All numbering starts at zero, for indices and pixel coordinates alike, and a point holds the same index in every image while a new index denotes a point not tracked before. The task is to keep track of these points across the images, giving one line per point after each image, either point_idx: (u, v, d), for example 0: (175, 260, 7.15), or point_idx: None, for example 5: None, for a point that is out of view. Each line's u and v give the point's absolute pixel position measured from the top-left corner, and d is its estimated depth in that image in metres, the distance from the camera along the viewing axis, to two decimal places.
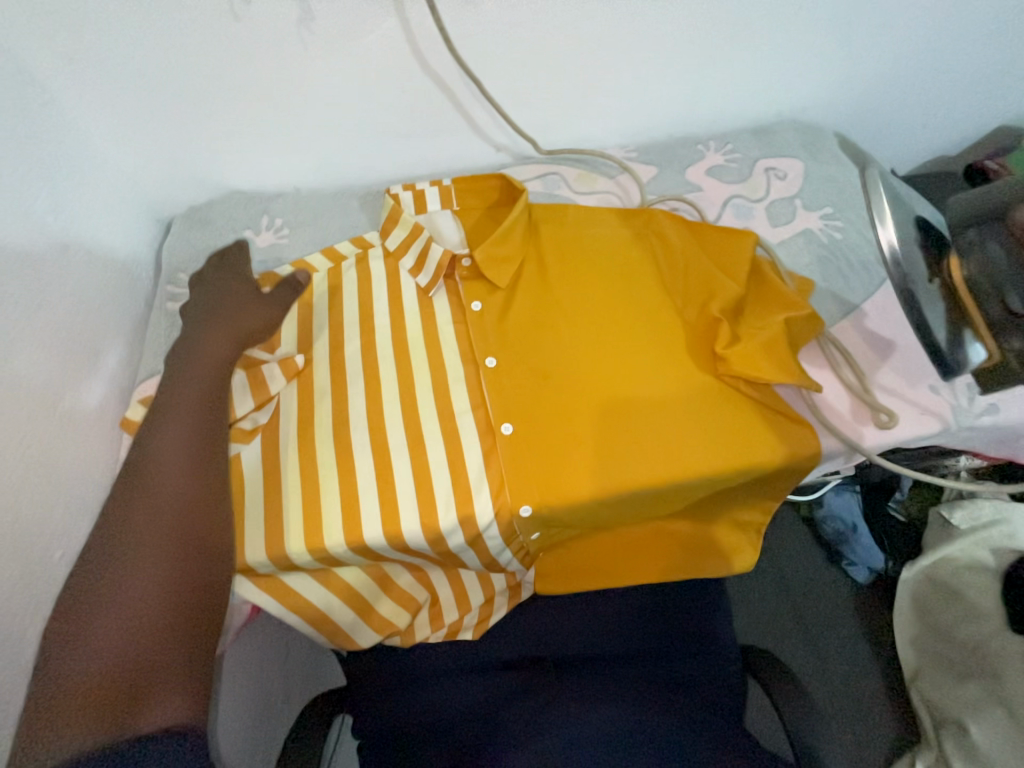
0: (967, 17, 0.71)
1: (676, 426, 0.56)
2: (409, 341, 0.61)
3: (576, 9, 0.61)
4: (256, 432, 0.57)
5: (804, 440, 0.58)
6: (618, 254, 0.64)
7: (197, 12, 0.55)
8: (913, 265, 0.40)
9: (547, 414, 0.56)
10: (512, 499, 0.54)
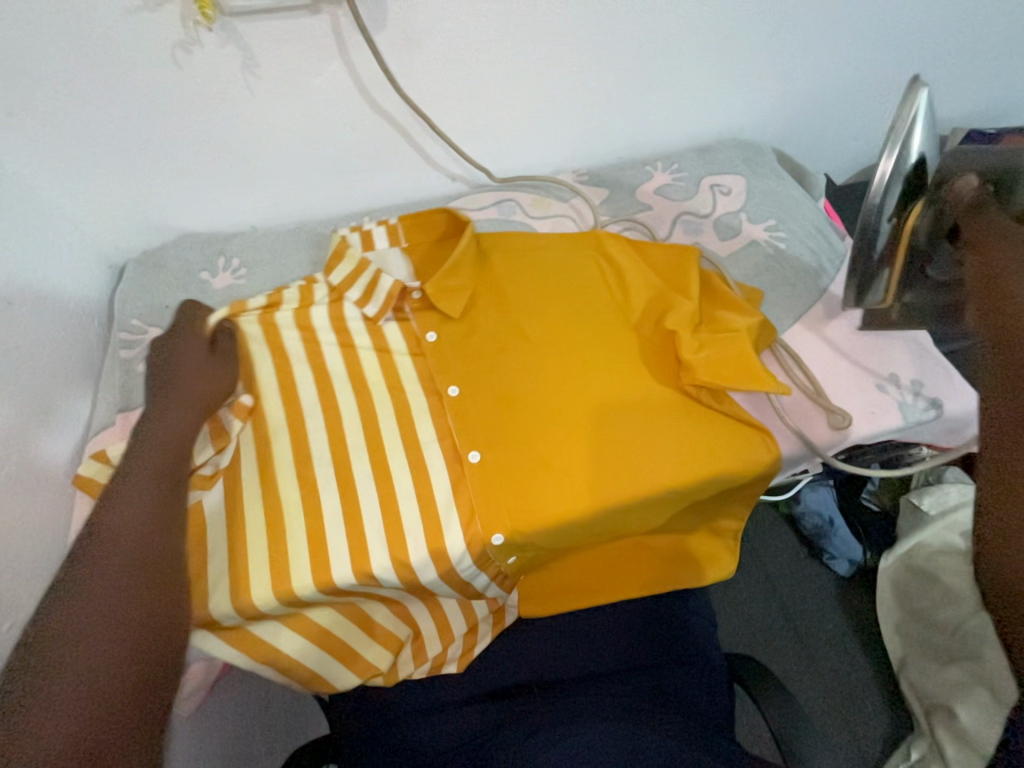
0: (864, 40, 0.81)
1: (639, 442, 0.59)
2: (367, 376, 0.64)
3: (509, 44, 0.66)
4: (217, 476, 0.58)
5: (767, 447, 0.60)
6: (570, 273, 0.67)
7: (140, 64, 0.58)
8: (888, 199, 0.49)
9: (515, 438, 0.59)
10: (486, 525, 0.56)
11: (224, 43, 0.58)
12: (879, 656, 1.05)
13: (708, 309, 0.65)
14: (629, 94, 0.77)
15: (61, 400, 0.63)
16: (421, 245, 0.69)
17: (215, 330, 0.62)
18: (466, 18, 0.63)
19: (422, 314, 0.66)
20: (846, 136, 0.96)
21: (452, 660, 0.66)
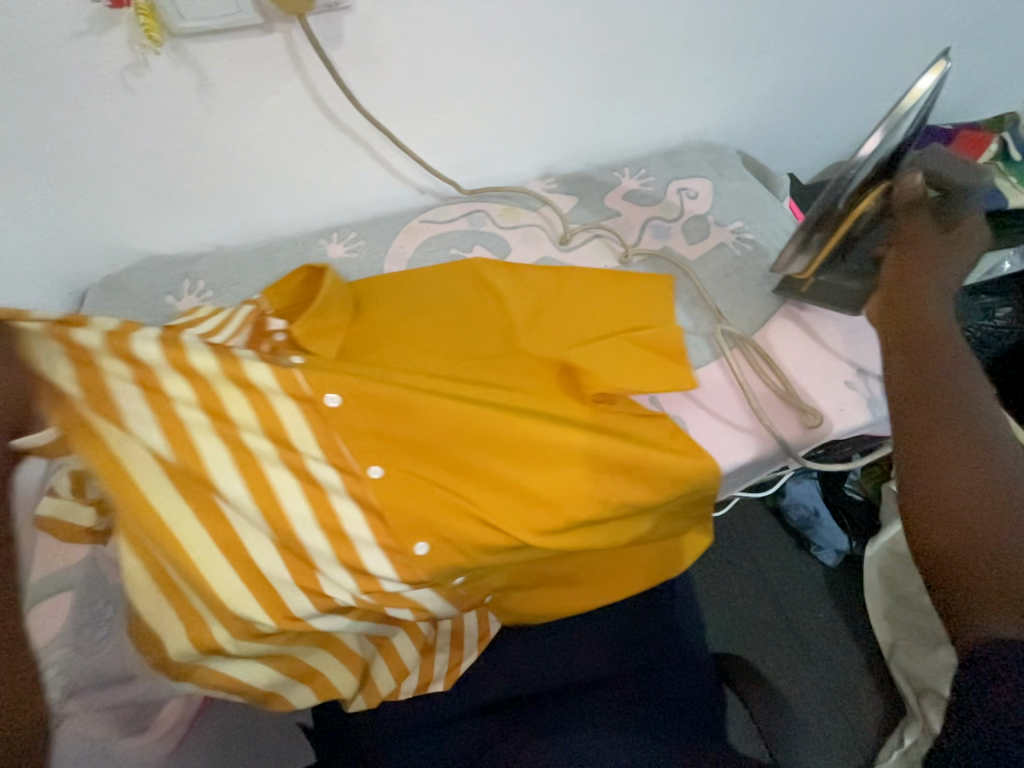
0: (819, 43, 0.83)
1: (558, 441, 0.56)
2: (232, 405, 0.50)
3: (467, 58, 0.66)
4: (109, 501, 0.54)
5: (704, 455, 0.59)
6: (453, 304, 0.66)
7: (90, 89, 0.56)
8: (858, 175, 0.54)
9: (421, 449, 0.55)
10: (403, 541, 0.54)
11: (176, 65, 0.57)
12: (869, 644, 1.06)
13: (638, 315, 0.66)
14: (592, 102, 0.78)
15: None
16: (288, 287, 0.61)
17: None
18: (423, 33, 0.62)
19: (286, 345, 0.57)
20: (809, 135, 0.98)
21: (438, 676, 0.66)
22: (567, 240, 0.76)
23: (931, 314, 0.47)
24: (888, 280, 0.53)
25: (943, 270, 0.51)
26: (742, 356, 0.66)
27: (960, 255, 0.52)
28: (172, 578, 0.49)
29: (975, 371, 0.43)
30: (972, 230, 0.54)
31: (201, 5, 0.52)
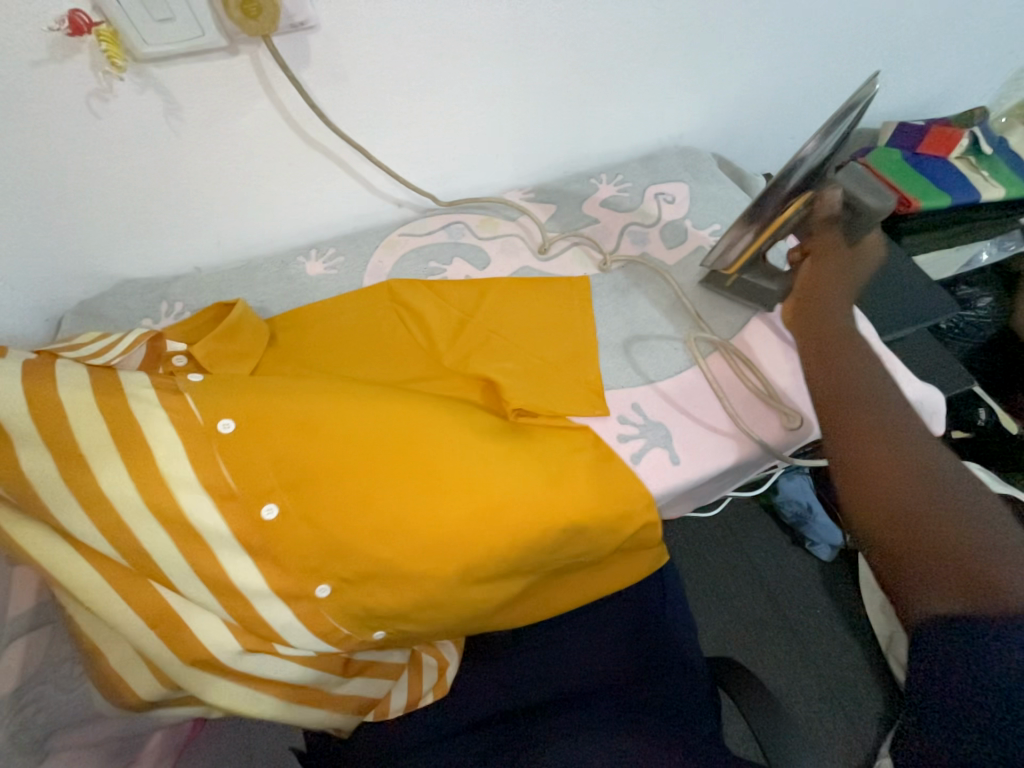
0: (788, 46, 0.84)
1: (464, 457, 0.55)
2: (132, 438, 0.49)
3: (439, 73, 0.67)
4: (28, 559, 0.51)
5: (627, 483, 0.59)
6: (370, 327, 0.67)
7: (56, 116, 0.56)
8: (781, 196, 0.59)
9: (317, 483, 0.51)
10: (302, 577, 0.52)
11: (141, 89, 0.57)
12: (866, 639, 1.06)
13: (563, 332, 0.69)
14: (565, 111, 0.78)
15: None
16: (198, 321, 0.62)
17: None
18: (390, 49, 0.62)
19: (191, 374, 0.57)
20: (783, 136, 0.99)
21: (427, 690, 0.65)
22: (546, 249, 0.76)
23: (842, 334, 0.55)
24: (802, 301, 0.61)
25: (845, 288, 0.60)
26: (719, 361, 0.67)
27: (857, 271, 0.61)
28: (77, 622, 0.49)
29: (880, 380, 0.51)
30: (866, 253, 0.63)
31: (163, 31, 0.52)
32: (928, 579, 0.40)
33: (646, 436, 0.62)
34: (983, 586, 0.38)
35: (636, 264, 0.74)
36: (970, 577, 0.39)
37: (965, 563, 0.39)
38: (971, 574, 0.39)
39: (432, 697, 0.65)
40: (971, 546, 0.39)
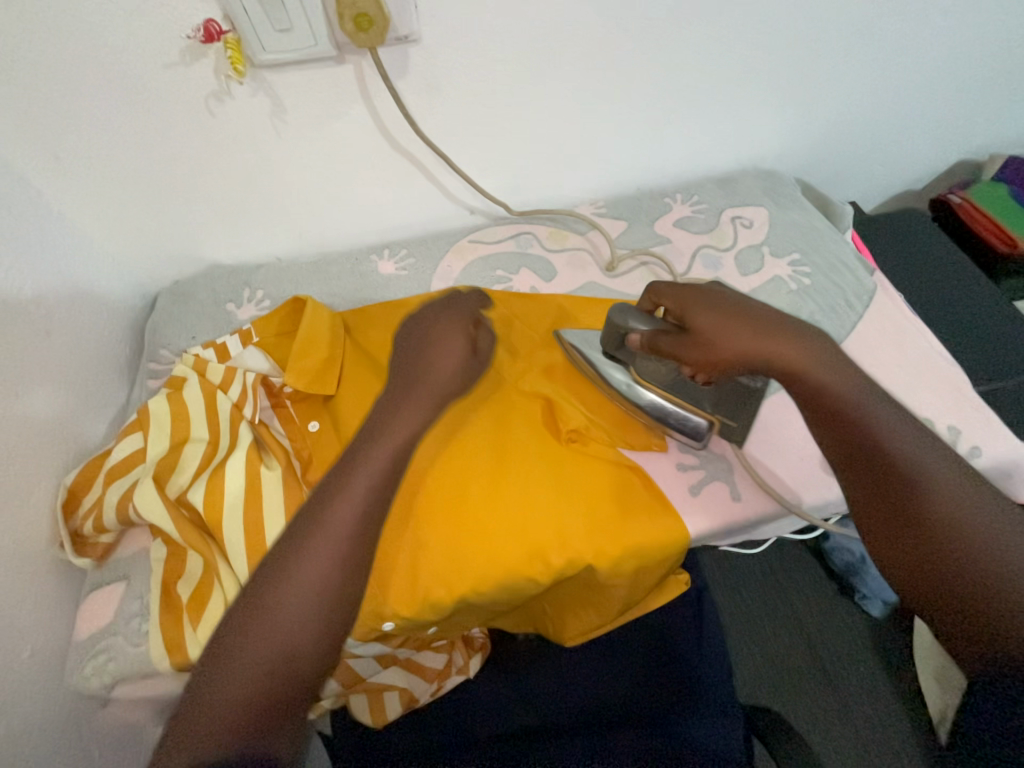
0: (893, 71, 0.79)
1: (527, 493, 0.56)
2: (244, 454, 0.57)
3: (529, 85, 0.68)
4: (110, 541, 0.55)
5: (670, 527, 0.56)
6: None
7: (178, 112, 0.61)
8: (613, 379, 0.61)
9: (391, 530, 0.55)
10: (372, 618, 0.54)
11: (254, 93, 0.61)
12: (914, 708, 0.97)
13: None
14: (645, 129, 0.78)
15: (90, 433, 0.64)
16: (272, 321, 0.68)
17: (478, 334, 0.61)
18: (484, 61, 0.64)
19: (299, 402, 0.64)
20: (875, 165, 0.93)
21: (454, 672, 0.68)
22: (615, 267, 0.75)
23: (830, 372, 0.47)
24: (710, 361, 0.50)
25: (743, 339, 0.49)
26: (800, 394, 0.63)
27: (735, 314, 0.50)
28: (157, 592, 0.52)
29: (888, 424, 0.45)
30: (686, 296, 0.53)
31: (282, 40, 0.55)
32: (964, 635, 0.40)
33: (706, 467, 0.60)
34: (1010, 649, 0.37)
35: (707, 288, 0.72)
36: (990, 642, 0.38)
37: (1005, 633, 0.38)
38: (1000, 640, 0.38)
39: (455, 680, 0.68)
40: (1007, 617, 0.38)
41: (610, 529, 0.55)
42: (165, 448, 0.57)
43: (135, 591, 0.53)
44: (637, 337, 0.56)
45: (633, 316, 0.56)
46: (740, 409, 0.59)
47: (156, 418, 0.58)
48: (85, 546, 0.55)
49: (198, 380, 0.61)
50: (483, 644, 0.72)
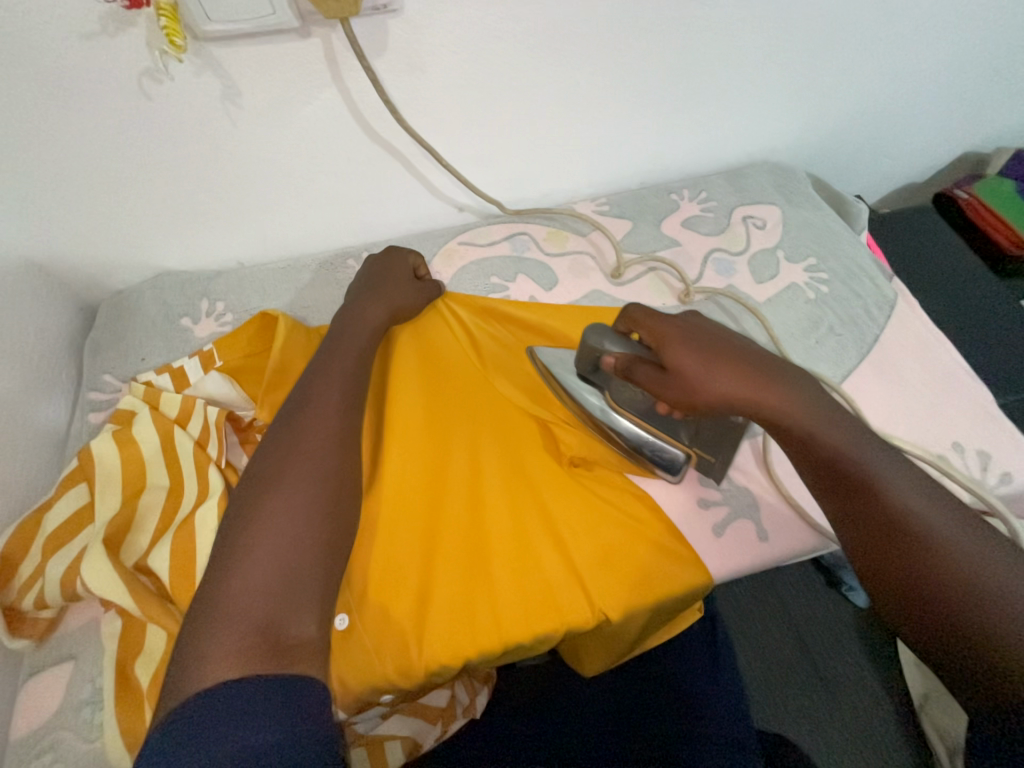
0: (916, 56, 0.73)
1: (533, 528, 0.51)
2: (213, 507, 0.49)
3: (527, 68, 0.59)
4: (54, 616, 0.47)
5: (692, 568, 0.52)
6: (418, 345, 0.60)
7: (106, 94, 0.50)
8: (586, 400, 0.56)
9: (391, 587, 0.48)
10: (372, 691, 0.47)
11: (200, 71, 0.51)
12: None
13: None
14: (653, 117, 0.70)
15: (21, 478, 0.54)
16: (238, 340, 0.60)
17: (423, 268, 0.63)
18: (476, 40, 0.55)
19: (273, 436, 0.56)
20: (885, 159, 0.89)
21: (458, 713, 0.60)
22: (621, 273, 0.68)
23: (818, 421, 0.42)
24: (686, 402, 0.46)
25: (729, 374, 0.43)
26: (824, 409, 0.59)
27: (716, 349, 0.45)
28: (113, 676, 0.44)
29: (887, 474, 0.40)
30: (664, 325, 0.49)
31: (231, 7, 0.45)
32: (941, 662, 0.35)
33: (730, 503, 0.56)
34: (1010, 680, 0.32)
35: (720, 297, 0.67)
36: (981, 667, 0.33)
37: (1014, 658, 0.32)
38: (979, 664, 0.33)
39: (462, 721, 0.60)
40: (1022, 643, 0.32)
41: (628, 569, 0.51)
42: (121, 503, 0.49)
43: (89, 674, 0.45)
44: (612, 360, 0.52)
45: (610, 339, 0.52)
46: (719, 445, 0.56)
47: (105, 466, 0.50)
48: (22, 625, 0.46)
49: (152, 415, 0.53)
50: (489, 675, 0.64)
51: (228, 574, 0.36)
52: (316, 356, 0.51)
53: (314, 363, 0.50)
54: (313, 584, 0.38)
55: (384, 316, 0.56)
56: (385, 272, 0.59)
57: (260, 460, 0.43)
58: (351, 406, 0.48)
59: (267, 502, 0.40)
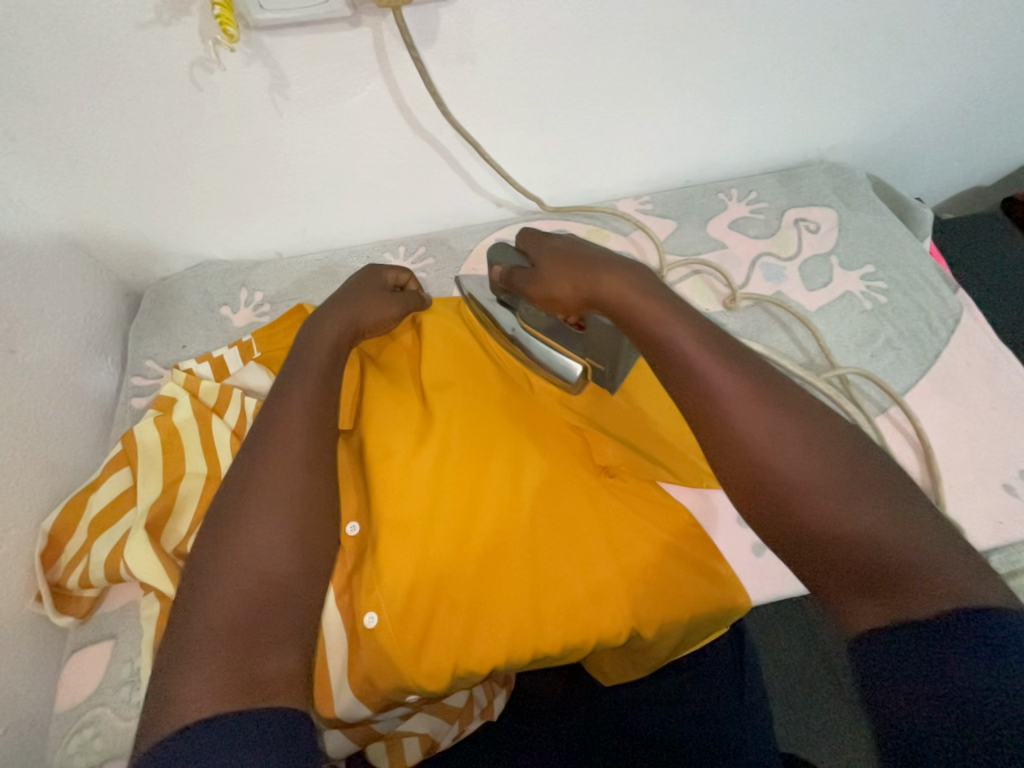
0: (997, 52, 0.68)
1: (556, 535, 0.50)
2: None
3: (576, 61, 0.57)
4: (98, 595, 0.48)
5: (726, 590, 0.50)
6: (448, 344, 0.59)
7: (159, 84, 0.51)
8: (497, 315, 0.58)
9: (420, 589, 0.48)
10: (399, 689, 0.47)
11: (250, 61, 0.50)
12: None
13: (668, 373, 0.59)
14: (705, 111, 0.67)
15: (69, 459, 0.56)
16: (275, 331, 0.60)
17: (403, 277, 0.61)
18: (527, 31, 0.53)
19: None
20: (952, 161, 0.83)
21: (475, 713, 0.59)
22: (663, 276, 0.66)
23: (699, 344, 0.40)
24: (542, 296, 0.51)
25: (575, 274, 0.48)
26: (885, 423, 0.57)
27: (576, 258, 0.49)
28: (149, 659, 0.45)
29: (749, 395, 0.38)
30: (544, 239, 0.53)
31: None
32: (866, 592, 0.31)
33: None
34: (915, 585, 0.30)
35: (769, 303, 0.64)
36: (889, 579, 0.30)
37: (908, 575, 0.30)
38: (884, 573, 0.31)
39: (479, 723, 0.58)
40: (922, 546, 0.31)
41: (660, 585, 0.49)
42: (162, 488, 0.50)
43: (129, 653, 0.47)
44: (500, 273, 0.57)
45: (506, 255, 0.57)
46: (615, 360, 0.52)
47: (148, 451, 0.52)
48: (67, 603, 0.48)
49: (191, 402, 0.54)
50: (508, 678, 0.62)
51: (195, 607, 0.35)
52: (280, 372, 0.50)
53: (284, 375, 0.49)
54: (286, 615, 0.36)
55: (349, 324, 0.53)
56: (361, 285, 0.56)
57: (227, 488, 0.41)
58: (324, 419, 0.46)
59: (239, 528, 0.39)
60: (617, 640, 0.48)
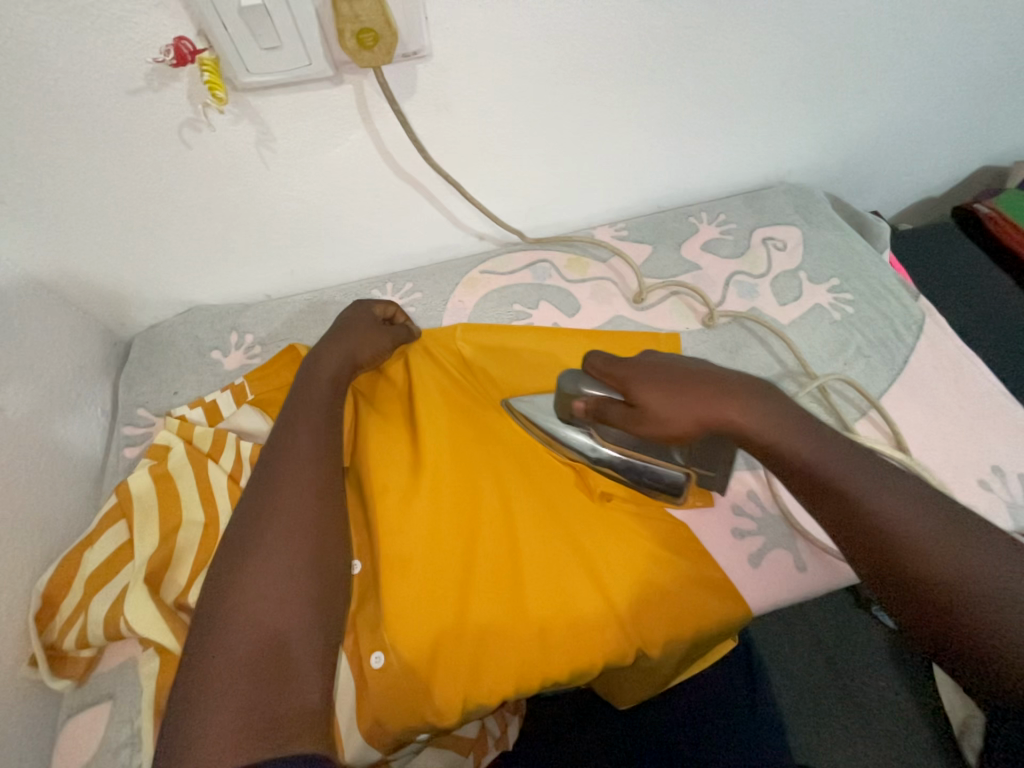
0: (929, 81, 0.74)
1: (559, 561, 0.51)
2: None
3: (546, 105, 0.61)
4: (96, 655, 0.48)
5: (724, 601, 0.51)
6: (439, 377, 0.61)
7: (148, 145, 0.53)
8: (576, 442, 0.54)
9: (429, 623, 0.48)
10: (410, 728, 0.47)
11: (237, 120, 0.52)
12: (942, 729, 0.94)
13: None
14: (670, 144, 0.71)
15: (60, 517, 0.55)
16: (269, 373, 0.61)
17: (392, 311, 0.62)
18: (499, 82, 0.57)
19: None
20: (903, 176, 0.89)
21: (490, 745, 0.58)
22: (643, 298, 0.69)
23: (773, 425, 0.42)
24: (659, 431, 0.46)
25: (699, 406, 0.44)
26: (866, 426, 0.60)
27: (683, 382, 0.45)
28: (150, 718, 0.44)
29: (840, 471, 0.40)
30: (629, 368, 0.49)
31: (269, 60, 0.47)
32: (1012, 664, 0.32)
33: (765, 534, 0.55)
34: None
35: (745, 320, 0.67)
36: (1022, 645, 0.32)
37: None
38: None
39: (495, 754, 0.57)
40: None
41: (661, 602, 0.50)
42: (159, 539, 0.50)
43: (130, 712, 0.46)
44: (583, 405, 0.51)
45: (586, 382, 0.50)
46: (717, 458, 0.52)
47: (143, 502, 0.51)
48: (64, 665, 0.47)
49: (186, 448, 0.54)
50: (519, 704, 0.61)
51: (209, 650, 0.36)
52: (278, 412, 0.51)
53: (283, 415, 0.50)
54: (297, 655, 0.38)
55: (344, 360, 0.54)
56: (355, 322, 0.58)
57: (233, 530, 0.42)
58: (325, 457, 0.47)
59: (247, 570, 0.40)
60: (625, 661, 0.49)
